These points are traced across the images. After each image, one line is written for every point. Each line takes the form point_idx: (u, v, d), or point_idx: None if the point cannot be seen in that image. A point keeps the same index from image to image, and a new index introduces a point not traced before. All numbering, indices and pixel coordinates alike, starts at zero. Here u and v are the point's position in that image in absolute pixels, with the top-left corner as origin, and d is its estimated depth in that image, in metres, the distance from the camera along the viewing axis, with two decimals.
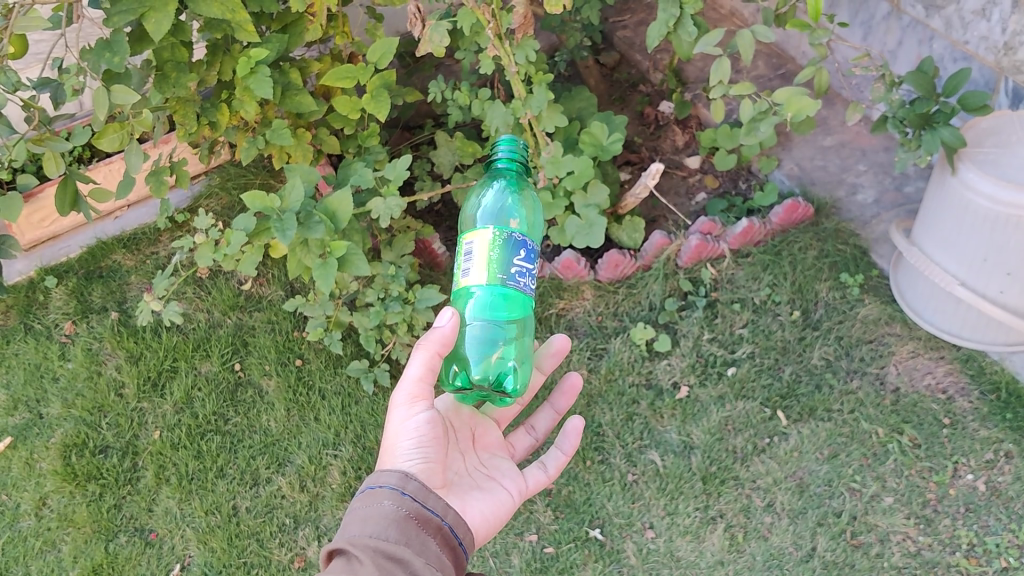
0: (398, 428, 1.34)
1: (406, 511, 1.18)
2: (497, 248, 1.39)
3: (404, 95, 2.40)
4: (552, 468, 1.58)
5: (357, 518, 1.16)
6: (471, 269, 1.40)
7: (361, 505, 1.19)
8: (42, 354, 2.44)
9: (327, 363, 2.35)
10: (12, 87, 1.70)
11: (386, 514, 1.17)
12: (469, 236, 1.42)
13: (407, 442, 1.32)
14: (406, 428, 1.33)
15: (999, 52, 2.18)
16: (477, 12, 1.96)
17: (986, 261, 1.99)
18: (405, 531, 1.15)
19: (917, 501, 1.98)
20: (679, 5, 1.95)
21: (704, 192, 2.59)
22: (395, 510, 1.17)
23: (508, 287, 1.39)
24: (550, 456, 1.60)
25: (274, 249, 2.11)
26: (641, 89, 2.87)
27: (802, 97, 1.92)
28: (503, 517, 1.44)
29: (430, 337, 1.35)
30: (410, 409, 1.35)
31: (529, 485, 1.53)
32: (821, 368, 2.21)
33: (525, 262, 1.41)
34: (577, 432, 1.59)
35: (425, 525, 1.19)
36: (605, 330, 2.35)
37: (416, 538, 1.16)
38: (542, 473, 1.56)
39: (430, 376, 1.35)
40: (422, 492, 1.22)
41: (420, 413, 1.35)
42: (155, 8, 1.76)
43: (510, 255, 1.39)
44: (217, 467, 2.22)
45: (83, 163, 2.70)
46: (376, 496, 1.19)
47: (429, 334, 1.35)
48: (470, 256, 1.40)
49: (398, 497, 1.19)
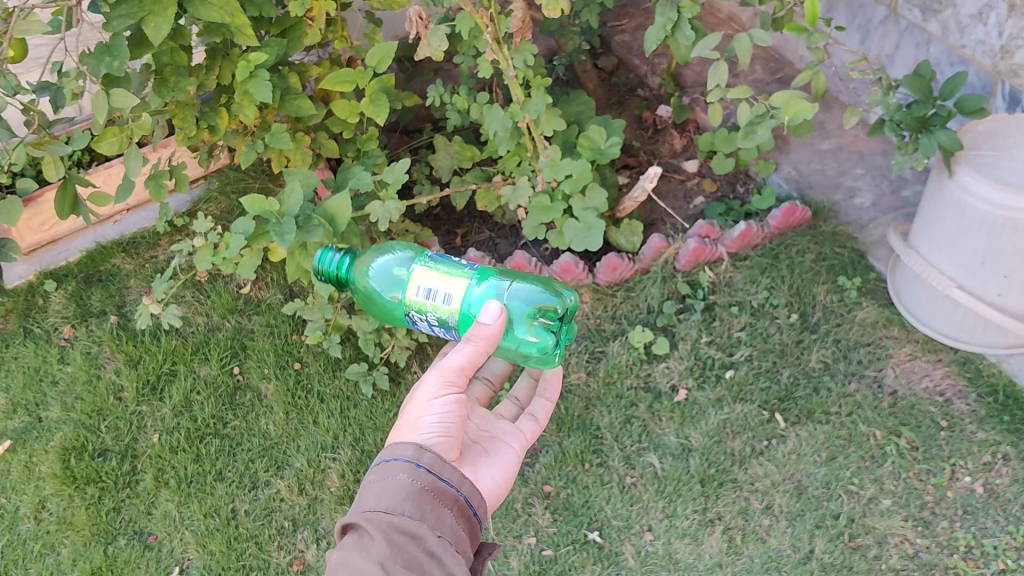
0: (422, 405, 1.30)
1: (420, 483, 1.17)
2: (437, 265, 1.35)
3: (403, 99, 2.40)
4: (541, 416, 1.61)
5: (372, 492, 1.16)
6: (448, 293, 1.32)
7: (377, 478, 1.18)
8: (42, 358, 2.44)
9: (326, 366, 2.35)
10: (11, 90, 1.70)
11: (401, 488, 1.16)
12: (411, 292, 1.34)
13: (430, 418, 1.28)
14: (431, 407, 1.29)
15: (995, 56, 2.19)
16: (476, 16, 1.96)
17: (984, 263, 2.00)
18: (420, 506, 1.15)
19: (914, 503, 1.99)
20: (677, 9, 1.96)
21: (703, 195, 2.59)
22: (410, 484, 1.16)
23: (479, 270, 1.35)
24: (535, 406, 1.62)
25: (274, 252, 2.12)
26: (640, 93, 2.87)
27: (800, 100, 1.93)
28: (512, 478, 1.46)
29: (475, 333, 1.27)
30: (437, 391, 1.30)
31: (525, 435, 1.56)
32: (820, 370, 2.22)
33: (460, 259, 1.39)
34: (558, 380, 1.62)
35: (441, 497, 1.17)
36: (603, 333, 2.36)
37: (431, 512, 1.15)
38: (533, 422, 1.59)
39: (469, 363, 1.29)
40: (437, 465, 1.20)
41: (447, 394, 1.31)
42: (155, 13, 1.77)
43: (447, 260, 1.36)
44: (216, 470, 2.22)
45: (82, 167, 2.71)
46: (390, 469, 1.18)
47: (475, 330, 1.27)
48: (431, 293, 1.33)
49: (414, 471, 1.18)
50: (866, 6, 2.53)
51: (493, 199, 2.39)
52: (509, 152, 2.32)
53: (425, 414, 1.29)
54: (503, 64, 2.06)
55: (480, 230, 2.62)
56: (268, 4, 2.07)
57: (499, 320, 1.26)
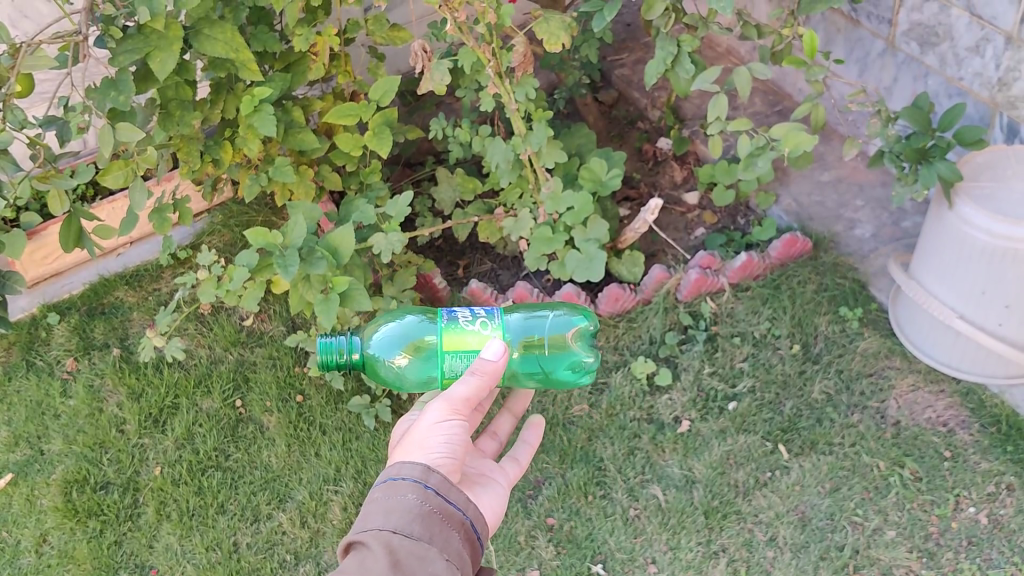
0: (427, 427, 1.29)
1: (429, 504, 1.16)
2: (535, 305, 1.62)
3: (406, 132, 2.42)
4: (524, 455, 1.55)
5: (380, 509, 1.15)
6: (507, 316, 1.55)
7: (383, 495, 1.17)
8: (44, 391, 2.44)
9: (328, 399, 2.35)
10: (19, 125, 1.72)
11: (410, 507, 1.15)
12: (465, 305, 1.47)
13: (436, 440, 1.27)
14: (437, 432, 1.28)
15: (993, 89, 2.21)
16: (476, 51, 1.99)
17: (984, 294, 2.01)
18: (429, 527, 1.14)
19: (919, 534, 1.98)
20: (676, 43, 1.99)
21: (703, 227, 2.61)
22: (419, 503, 1.15)
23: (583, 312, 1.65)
24: (518, 448, 1.56)
25: (275, 284, 2.13)
26: (640, 125, 2.90)
27: (799, 132, 1.95)
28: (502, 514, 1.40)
29: (480, 368, 1.30)
30: (442, 415, 1.30)
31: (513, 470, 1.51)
32: (822, 401, 2.21)
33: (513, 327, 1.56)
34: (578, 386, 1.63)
35: (449, 520, 1.17)
36: (606, 364, 2.36)
37: (439, 534, 1.14)
38: (517, 463, 1.53)
39: (475, 395, 1.31)
40: (444, 486, 1.20)
41: (453, 421, 1.30)
42: (161, 48, 1.80)
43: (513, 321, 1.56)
44: (218, 503, 2.21)
45: (87, 201, 2.73)
46: (398, 487, 1.17)
47: (480, 364, 1.30)
48: None
49: (422, 491, 1.17)
50: (863, 39, 2.56)
51: (494, 231, 2.39)
52: (510, 184, 2.34)
53: (431, 435, 1.28)
54: (505, 97, 2.07)
55: (481, 261, 2.63)
56: (271, 40, 2.12)
57: (502, 356, 1.32)
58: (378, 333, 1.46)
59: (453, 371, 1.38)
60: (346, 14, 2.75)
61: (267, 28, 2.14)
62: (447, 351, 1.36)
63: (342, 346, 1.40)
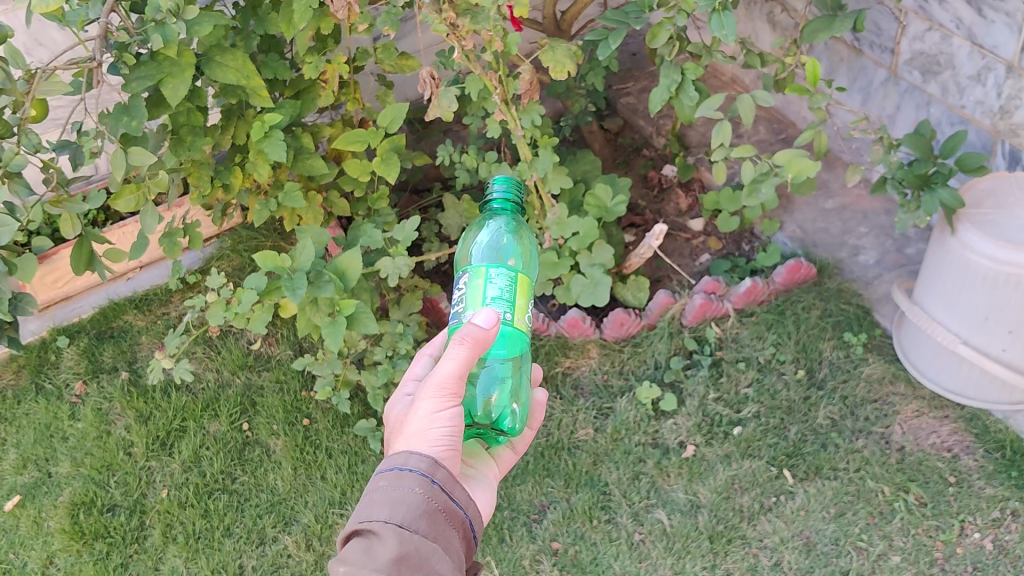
0: (425, 418, 1.30)
1: (435, 502, 1.17)
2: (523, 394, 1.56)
3: (414, 158, 2.45)
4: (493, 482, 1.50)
5: (386, 500, 1.16)
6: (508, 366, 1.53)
7: (389, 485, 1.17)
8: (53, 414, 2.46)
9: (335, 422, 2.36)
10: (34, 148, 1.73)
11: (415, 503, 1.16)
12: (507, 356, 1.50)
13: (435, 430, 1.29)
14: (434, 420, 1.30)
15: (994, 117, 2.23)
16: (485, 79, 2.00)
17: (987, 319, 2.01)
18: (433, 525, 1.15)
19: (923, 560, 1.98)
20: (680, 72, 2.02)
21: (709, 253, 2.63)
22: (425, 499, 1.17)
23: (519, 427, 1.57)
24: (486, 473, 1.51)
25: (285, 308, 2.15)
26: (645, 152, 2.92)
27: (802, 159, 1.97)
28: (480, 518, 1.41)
29: (470, 336, 1.28)
30: (438, 404, 1.31)
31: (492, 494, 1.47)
32: (827, 427, 2.22)
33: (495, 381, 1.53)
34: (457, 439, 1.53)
35: (451, 518, 1.18)
36: (611, 389, 2.37)
37: (442, 533, 1.16)
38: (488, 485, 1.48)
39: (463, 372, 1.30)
40: (450, 483, 1.21)
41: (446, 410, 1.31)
42: (173, 75, 1.83)
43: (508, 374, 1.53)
44: (224, 526, 2.22)
45: (97, 225, 2.76)
46: (405, 479, 1.18)
47: (472, 331, 1.28)
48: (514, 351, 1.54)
49: (428, 486, 1.18)
50: (866, 68, 2.58)
51: None
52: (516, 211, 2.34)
53: (431, 428, 1.29)
54: (512, 124, 2.09)
55: None
56: (282, 67, 2.16)
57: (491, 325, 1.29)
58: (495, 232, 1.64)
59: (487, 287, 1.36)
60: (355, 43, 2.79)
61: (277, 55, 2.18)
62: (506, 273, 1.36)
63: (501, 199, 1.57)
